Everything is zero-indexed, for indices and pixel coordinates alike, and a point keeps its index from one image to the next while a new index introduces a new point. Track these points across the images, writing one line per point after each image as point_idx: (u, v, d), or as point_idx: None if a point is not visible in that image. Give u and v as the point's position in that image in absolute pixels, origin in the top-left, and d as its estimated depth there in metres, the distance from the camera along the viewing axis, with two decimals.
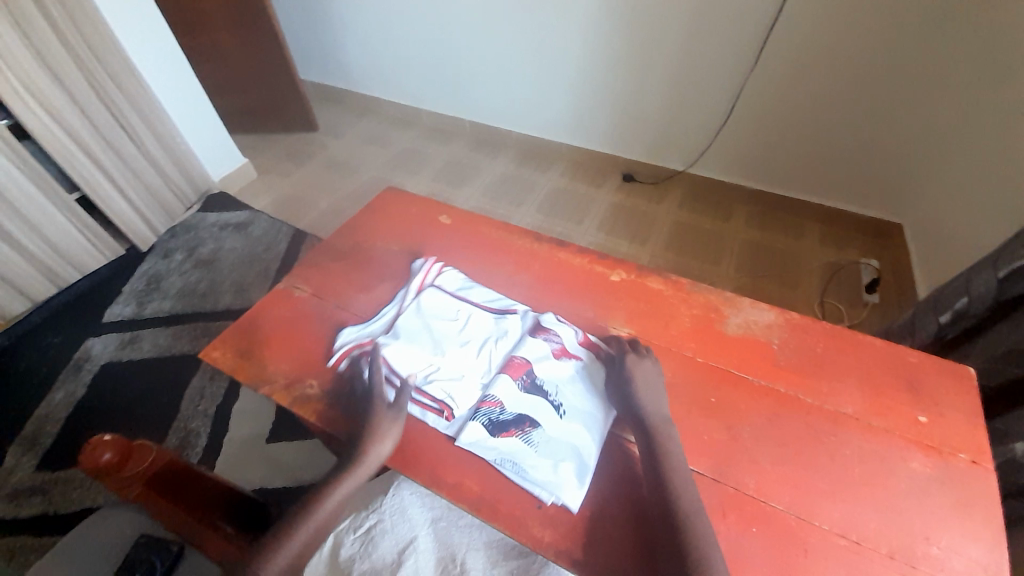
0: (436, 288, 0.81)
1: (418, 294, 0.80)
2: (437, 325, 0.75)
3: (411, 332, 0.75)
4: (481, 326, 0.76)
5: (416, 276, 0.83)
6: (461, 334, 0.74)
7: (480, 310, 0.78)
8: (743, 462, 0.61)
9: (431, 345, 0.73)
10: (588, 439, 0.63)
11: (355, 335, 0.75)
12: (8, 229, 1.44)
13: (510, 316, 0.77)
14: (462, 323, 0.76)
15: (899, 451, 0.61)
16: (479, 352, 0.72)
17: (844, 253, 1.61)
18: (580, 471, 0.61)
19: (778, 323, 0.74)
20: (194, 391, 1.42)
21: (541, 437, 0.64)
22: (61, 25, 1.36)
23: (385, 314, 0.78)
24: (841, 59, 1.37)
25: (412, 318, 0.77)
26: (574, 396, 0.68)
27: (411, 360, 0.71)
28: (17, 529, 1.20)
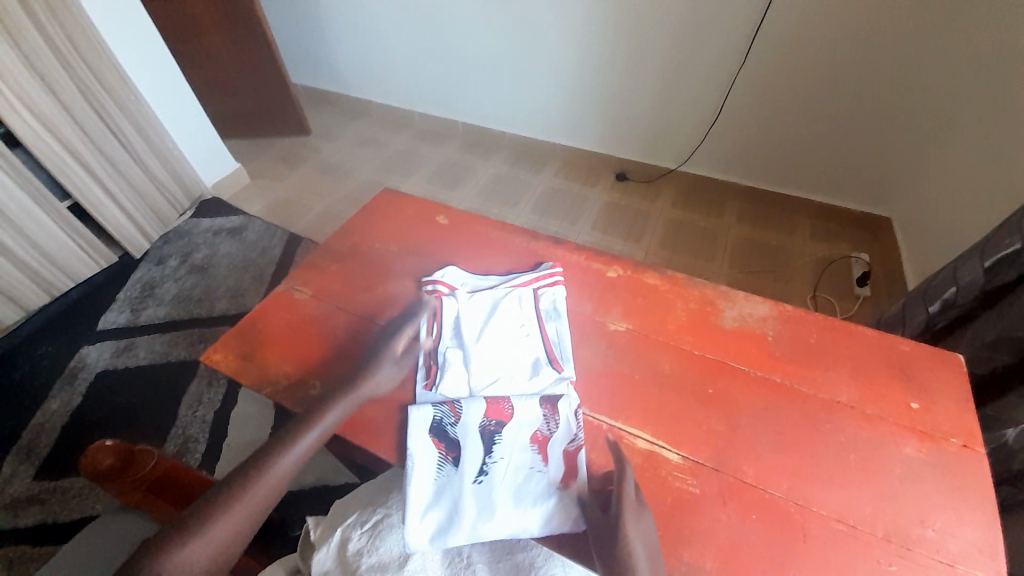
0: (533, 296, 0.81)
1: (513, 287, 0.82)
2: (494, 319, 0.78)
3: (485, 304, 0.80)
4: (519, 347, 0.75)
5: (539, 273, 0.83)
6: (494, 338, 0.76)
7: (536, 329, 0.77)
8: (741, 451, 0.62)
9: (475, 331, 0.77)
10: (471, 511, 0.59)
11: (454, 278, 0.84)
12: (1, 238, 1.43)
13: (558, 351, 0.74)
14: (507, 329, 0.77)
15: (893, 437, 0.62)
16: (495, 363, 0.73)
17: (835, 247, 1.64)
18: (439, 528, 0.58)
19: (773, 315, 0.75)
20: (191, 397, 1.42)
21: (448, 474, 0.62)
22: (50, 32, 1.35)
23: (487, 282, 0.84)
24: (828, 56, 1.39)
25: (489, 296, 0.81)
26: (506, 478, 0.62)
27: (455, 322, 0.78)
28: (18, 539, 1.19)
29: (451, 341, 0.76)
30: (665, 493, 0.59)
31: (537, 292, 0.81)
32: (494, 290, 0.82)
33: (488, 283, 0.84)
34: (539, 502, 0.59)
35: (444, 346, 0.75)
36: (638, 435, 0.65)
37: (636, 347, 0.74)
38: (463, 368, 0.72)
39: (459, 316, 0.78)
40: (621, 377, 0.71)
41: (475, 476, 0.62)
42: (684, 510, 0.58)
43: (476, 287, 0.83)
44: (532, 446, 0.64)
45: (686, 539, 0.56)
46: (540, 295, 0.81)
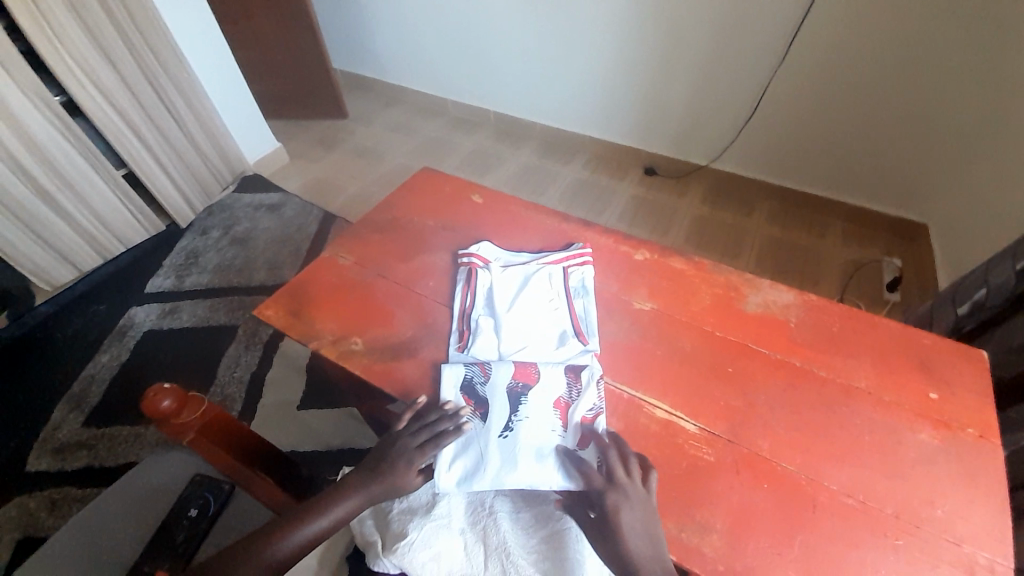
0: (563, 274, 0.84)
1: (545, 264, 0.86)
2: (524, 292, 0.82)
3: (517, 278, 0.84)
4: (546, 319, 0.79)
5: (570, 252, 0.87)
6: (524, 309, 0.80)
7: (564, 303, 0.81)
8: (758, 427, 0.64)
9: (507, 302, 0.81)
10: (494, 463, 0.64)
11: (487, 252, 0.88)
12: (60, 200, 1.54)
13: (584, 324, 0.78)
14: (536, 301, 0.81)
15: (908, 424, 0.64)
16: (524, 332, 0.78)
17: (866, 251, 1.62)
18: (466, 477, 0.63)
19: (796, 303, 0.77)
20: (229, 359, 1.50)
21: (475, 427, 0.67)
22: (113, 8, 1.44)
23: (520, 258, 0.88)
24: (870, 55, 1.37)
25: (521, 271, 0.85)
26: (528, 436, 0.66)
27: (488, 291, 0.82)
28: (63, 481, 1.29)
29: (484, 309, 0.80)
30: (681, 459, 0.63)
31: (567, 270, 0.85)
32: (526, 266, 0.86)
33: (521, 259, 0.88)
34: (560, 463, 0.63)
35: (477, 312, 0.79)
36: (657, 405, 0.68)
37: (660, 325, 0.77)
38: (494, 334, 0.77)
39: (492, 287, 0.83)
40: (644, 352, 0.74)
41: (500, 431, 0.67)
42: (698, 475, 0.61)
43: (509, 261, 0.87)
44: (554, 409, 0.68)
45: (699, 501, 0.59)
46: (570, 273, 0.84)
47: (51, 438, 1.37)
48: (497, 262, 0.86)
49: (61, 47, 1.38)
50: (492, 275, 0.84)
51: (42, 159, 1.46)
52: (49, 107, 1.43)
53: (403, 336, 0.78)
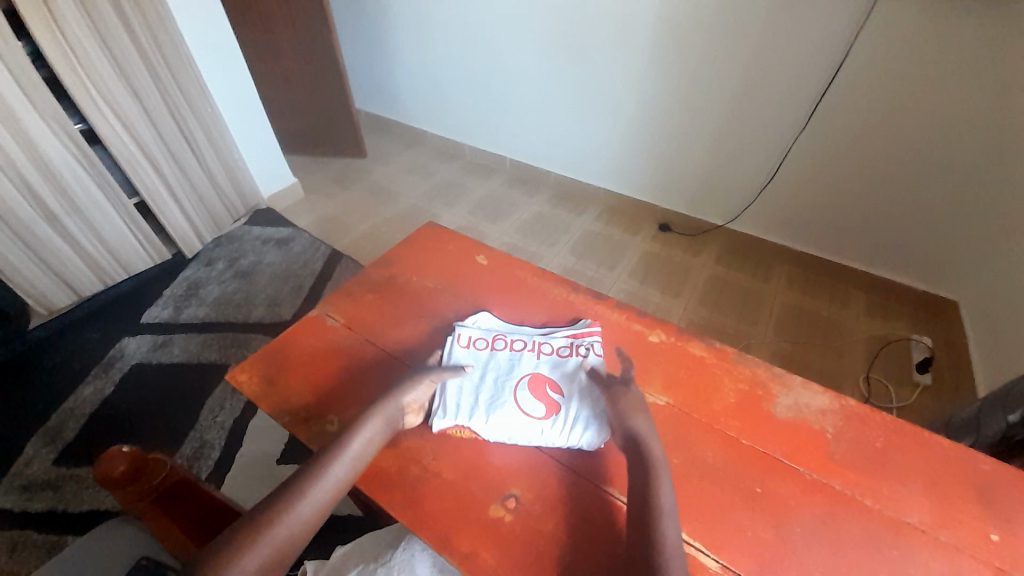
0: (567, 358, 0.77)
1: (547, 344, 0.79)
2: (522, 370, 0.75)
3: (514, 353, 0.78)
4: (543, 403, 0.71)
5: (578, 334, 0.80)
6: (519, 389, 0.73)
7: (565, 385, 0.73)
8: (790, 567, 0.55)
9: (497, 382, 0.74)
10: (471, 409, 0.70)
11: (485, 326, 0.82)
12: (67, 226, 1.53)
13: (582, 409, 0.70)
14: (534, 383, 0.74)
15: (969, 575, 0.54)
16: (516, 411, 0.70)
17: (893, 327, 1.52)
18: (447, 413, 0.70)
19: (832, 409, 0.68)
20: (214, 401, 1.43)
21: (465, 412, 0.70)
22: (144, 44, 1.48)
23: (521, 334, 0.81)
24: (896, 129, 1.34)
25: (519, 348, 0.79)
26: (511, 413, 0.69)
27: (481, 367, 0.76)
28: (23, 524, 1.20)
29: (475, 381, 0.74)
30: None
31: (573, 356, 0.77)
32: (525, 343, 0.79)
33: (520, 333, 0.81)
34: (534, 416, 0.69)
35: (465, 383, 0.73)
36: None
37: (676, 425, 0.68)
38: (482, 407, 0.70)
39: (486, 361, 0.77)
40: None
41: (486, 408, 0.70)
42: None
43: (509, 336, 0.81)
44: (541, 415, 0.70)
45: None
46: (578, 359, 0.76)
47: (16, 476, 1.28)
48: (495, 337, 0.80)
49: (85, 77, 1.40)
50: (488, 352, 0.78)
51: (53, 183, 1.46)
52: (67, 132, 1.43)
53: None
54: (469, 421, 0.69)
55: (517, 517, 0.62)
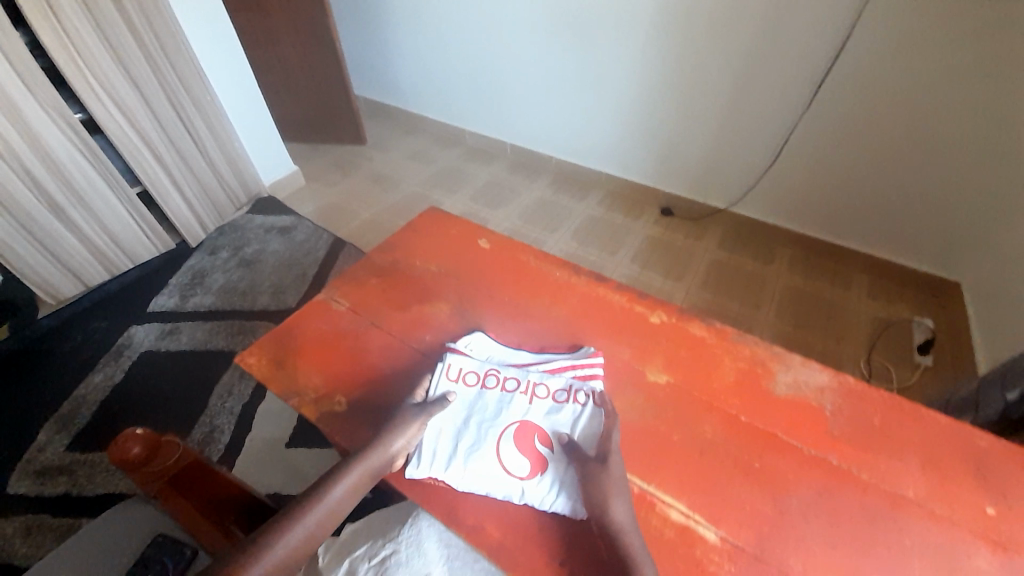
0: (562, 402, 0.69)
1: (542, 386, 0.71)
2: (509, 418, 0.68)
3: (505, 394, 0.70)
4: (528, 460, 0.64)
5: (576, 361, 0.75)
6: (503, 440, 0.66)
7: (557, 439, 0.66)
8: (788, 540, 0.56)
9: (480, 430, 0.67)
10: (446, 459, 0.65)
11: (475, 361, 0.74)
12: (71, 216, 1.54)
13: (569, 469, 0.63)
14: (521, 434, 0.66)
15: (963, 545, 0.55)
16: (495, 467, 0.64)
17: (895, 308, 1.53)
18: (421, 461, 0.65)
19: (831, 387, 0.69)
20: (222, 387, 1.45)
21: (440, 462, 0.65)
22: (141, 31, 1.46)
23: (515, 370, 0.73)
24: (901, 109, 1.32)
25: (511, 389, 0.71)
26: (490, 466, 0.64)
27: (465, 411, 0.69)
28: (39, 507, 1.23)
29: (457, 424, 0.68)
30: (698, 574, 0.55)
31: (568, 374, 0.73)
32: (518, 383, 0.71)
33: (516, 368, 0.74)
34: (515, 471, 0.63)
35: (445, 426, 0.68)
36: (671, 503, 0.60)
37: (677, 404, 0.69)
38: (460, 456, 0.65)
39: (472, 402, 0.70)
40: (657, 435, 0.66)
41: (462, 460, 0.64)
42: None
43: (502, 372, 0.73)
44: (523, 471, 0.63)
45: None
46: (574, 402, 0.69)
47: (31, 461, 1.31)
48: (486, 372, 0.73)
49: (83, 66, 1.39)
50: (477, 389, 0.71)
51: (57, 174, 1.46)
52: (68, 122, 1.43)
53: (393, 399, 0.72)
54: (444, 472, 0.64)
55: (522, 491, 0.64)
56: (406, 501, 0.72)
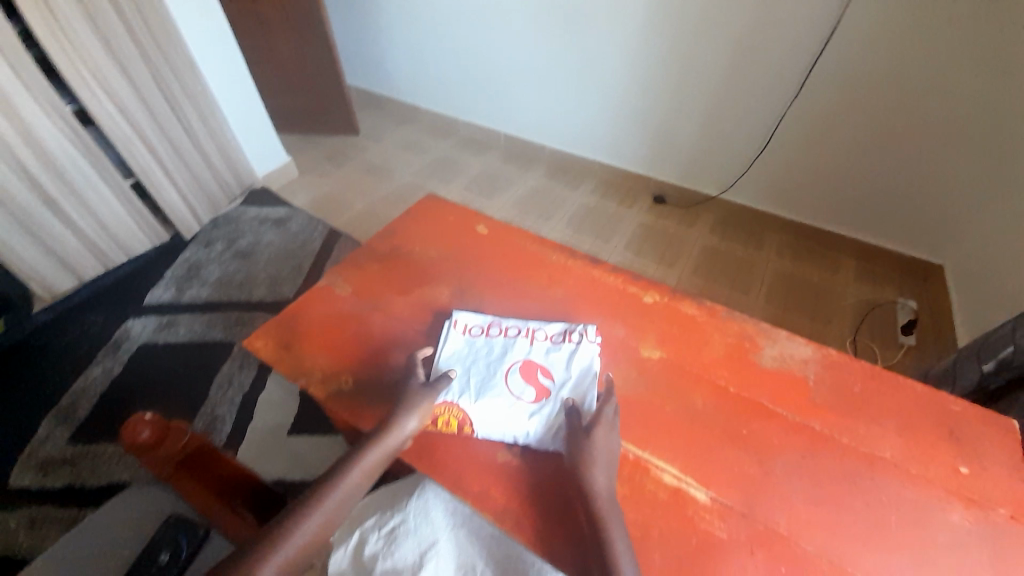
0: (561, 346, 0.76)
1: (539, 332, 0.79)
2: (514, 357, 0.75)
3: (508, 338, 0.78)
4: (533, 389, 0.72)
5: (569, 330, 0.79)
6: (510, 373, 0.74)
7: (556, 371, 0.74)
8: (774, 499, 0.60)
9: (489, 370, 0.74)
10: (460, 396, 0.71)
11: (477, 317, 0.82)
12: (65, 209, 1.53)
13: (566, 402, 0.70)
14: (525, 368, 0.74)
15: (936, 501, 0.59)
16: (505, 394, 0.71)
17: (880, 291, 1.57)
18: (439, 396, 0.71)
19: (815, 358, 0.73)
20: (223, 377, 1.46)
21: (456, 397, 0.71)
22: (131, 21, 1.45)
23: (515, 322, 0.81)
24: (886, 94, 1.35)
25: (513, 334, 0.79)
26: (501, 399, 0.70)
27: (473, 354, 0.76)
28: (44, 499, 1.24)
29: (468, 365, 0.75)
30: (690, 534, 0.58)
31: (566, 332, 0.79)
32: (519, 329, 0.79)
33: (515, 319, 0.82)
34: (524, 408, 0.69)
35: (456, 368, 0.74)
36: (665, 468, 0.64)
37: (670, 378, 0.73)
38: (472, 392, 0.71)
39: (480, 346, 0.77)
40: (650, 406, 0.70)
41: (474, 395, 0.71)
42: (707, 554, 0.57)
43: (503, 323, 0.81)
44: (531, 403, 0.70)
45: None
46: (573, 347, 0.76)
47: (33, 454, 1.32)
48: (489, 323, 0.81)
49: (73, 56, 1.38)
50: (483, 336, 0.79)
51: (49, 166, 1.46)
52: (60, 114, 1.42)
53: (398, 378, 0.75)
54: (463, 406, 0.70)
55: (522, 460, 0.67)
56: (411, 474, 0.75)
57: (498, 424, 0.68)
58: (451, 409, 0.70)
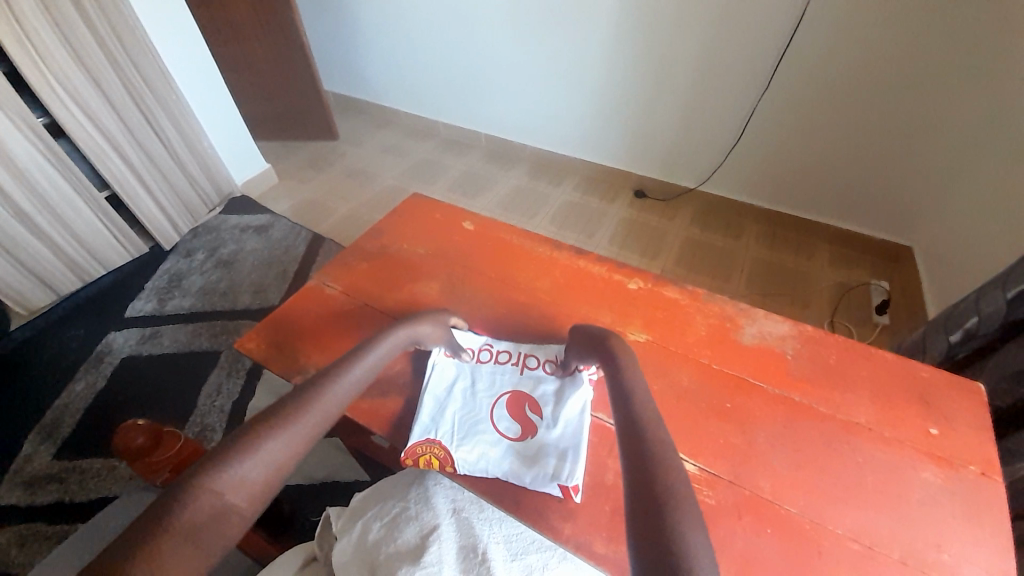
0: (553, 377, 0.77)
1: (529, 357, 0.80)
2: (502, 390, 0.76)
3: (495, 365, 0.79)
4: (519, 425, 0.73)
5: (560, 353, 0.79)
6: (497, 409, 0.74)
7: (544, 406, 0.74)
8: (759, 466, 0.63)
9: (475, 404, 0.75)
10: (444, 431, 0.72)
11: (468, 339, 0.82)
12: (37, 222, 1.49)
13: (555, 435, 0.70)
14: (514, 403, 0.75)
15: (910, 461, 0.62)
16: (489, 433, 0.72)
17: (854, 274, 1.63)
18: (425, 430, 0.72)
19: (792, 334, 0.77)
20: (211, 386, 1.45)
21: (440, 432, 0.72)
22: (100, 29, 1.42)
23: (506, 347, 0.81)
24: (851, 84, 1.41)
25: (504, 361, 0.79)
26: (485, 438, 0.71)
27: (461, 385, 0.77)
28: (30, 518, 1.21)
29: (456, 398, 0.76)
30: None
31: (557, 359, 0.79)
32: (510, 355, 0.79)
33: (508, 342, 0.81)
34: (508, 449, 0.70)
35: (444, 400, 0.75)
36: None
37: (656, 358, 0.75)
38: (457, 430, 0.72)
39: (470, 376, 0.78)
40: None
41: (458, 434, 0.71)
42: None
43: (496, 346, 0.81)
44: (516, 441, 0.71)
45: None
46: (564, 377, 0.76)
47: (17, 473, 1.29)
48: (479, 347, 0.81)
49: (42, 66, 1.35)
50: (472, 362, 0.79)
51: (20, 179, 1.42)
52: (30, 125, 1.39)
53: None
54: (447, 442, 0.71)
55: None
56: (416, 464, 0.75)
57: (479, 462, 0.69)
58: (433, 446, 0.70)
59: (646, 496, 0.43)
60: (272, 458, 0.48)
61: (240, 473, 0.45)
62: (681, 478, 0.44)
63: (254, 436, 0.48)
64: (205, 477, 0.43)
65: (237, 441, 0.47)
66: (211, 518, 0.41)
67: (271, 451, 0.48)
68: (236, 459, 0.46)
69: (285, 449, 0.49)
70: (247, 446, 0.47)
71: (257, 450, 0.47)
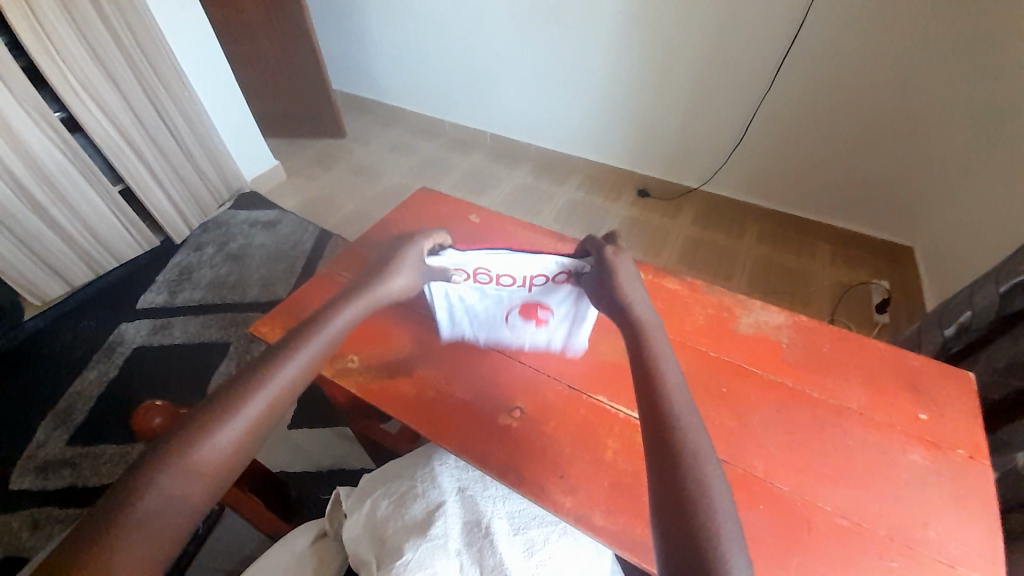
0: (562, 288, 0.79)
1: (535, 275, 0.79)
2: (516, 297, 0.81)
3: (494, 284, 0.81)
4: (535, 322, 0.82)
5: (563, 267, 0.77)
6: (514, 311, 0.82)
7: (557, 309, 0.81)
8: (753, 446, 0.65)
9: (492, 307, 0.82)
10: (471, 331, 0.83)
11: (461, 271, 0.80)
12: (54, 215, 1.53)
13: (569, 329, 0.82)
14: (528, 306, 0.82)
15: (900, 444, 0.65)
16: (510, 332, 0.82)
17: (855, 273, 1.64)
18: (456, 327, 0.83)
19: (787, 324, 0.79)
20: (220, 376, 1.48)
21: (469, 330, 0.83)
22: (116, 27, 1.46)
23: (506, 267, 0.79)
24: (852, 86, 1.43)
25: (508, 281, 0.80)
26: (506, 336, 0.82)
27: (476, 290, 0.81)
28: (44, 501, 1.25)
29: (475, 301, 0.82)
30: None
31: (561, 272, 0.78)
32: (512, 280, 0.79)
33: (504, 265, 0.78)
34: (527, 345, 0.82)
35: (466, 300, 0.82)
36: None
37: None
38: (481, 329, 0.83)
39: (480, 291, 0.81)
40: None
41: (482, 333, 0.83)
42: None
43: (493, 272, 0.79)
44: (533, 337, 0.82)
45: None
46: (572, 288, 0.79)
47: (31, 457, 1.33)
48: (475, 271, 0.79)
49: (61, 63, 1.40)
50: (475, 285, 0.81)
51: (38, 173, 1.46)
52: (48, 120, 1.43)
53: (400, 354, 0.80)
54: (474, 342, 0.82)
55: (522, 424, 0.72)
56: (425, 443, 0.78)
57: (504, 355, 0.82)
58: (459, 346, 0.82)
59: (674, 495, 0.47)
60: (223, 445, 0.50)
61: (190, 464, 0.48)
62: (707, 469, 0.48)
63: (193, 433, 0.50)
64: (152, 472, 0.46)
65: (178, 438, 0.49)
66: (162, 507, 0.45)
67: (223, 438, 0.51)
68: (183, 451, 0.48)
69: (229, 441, 0.51)
70: (192, 439, 0.49)
71: (199, 445, 0.49)
